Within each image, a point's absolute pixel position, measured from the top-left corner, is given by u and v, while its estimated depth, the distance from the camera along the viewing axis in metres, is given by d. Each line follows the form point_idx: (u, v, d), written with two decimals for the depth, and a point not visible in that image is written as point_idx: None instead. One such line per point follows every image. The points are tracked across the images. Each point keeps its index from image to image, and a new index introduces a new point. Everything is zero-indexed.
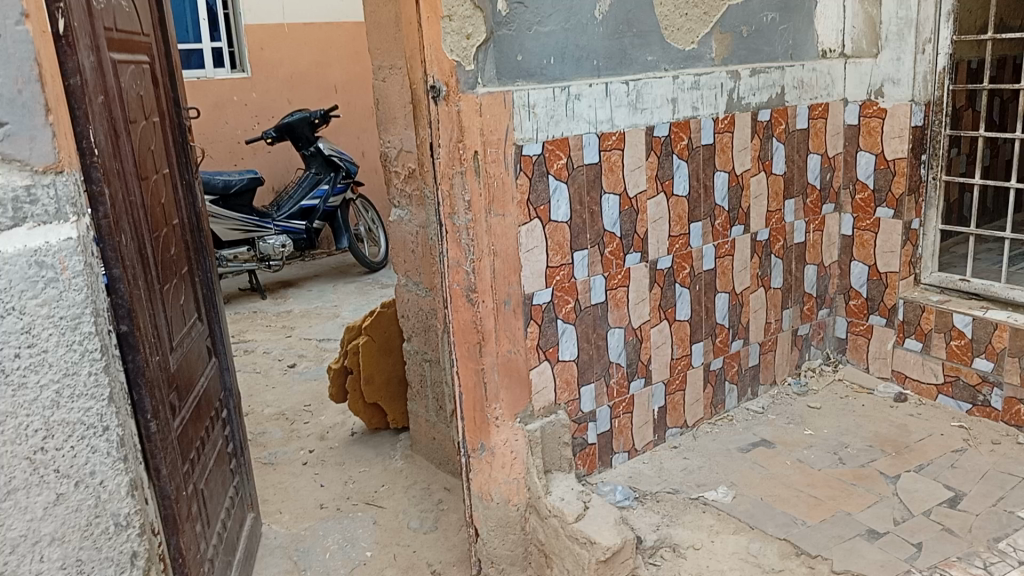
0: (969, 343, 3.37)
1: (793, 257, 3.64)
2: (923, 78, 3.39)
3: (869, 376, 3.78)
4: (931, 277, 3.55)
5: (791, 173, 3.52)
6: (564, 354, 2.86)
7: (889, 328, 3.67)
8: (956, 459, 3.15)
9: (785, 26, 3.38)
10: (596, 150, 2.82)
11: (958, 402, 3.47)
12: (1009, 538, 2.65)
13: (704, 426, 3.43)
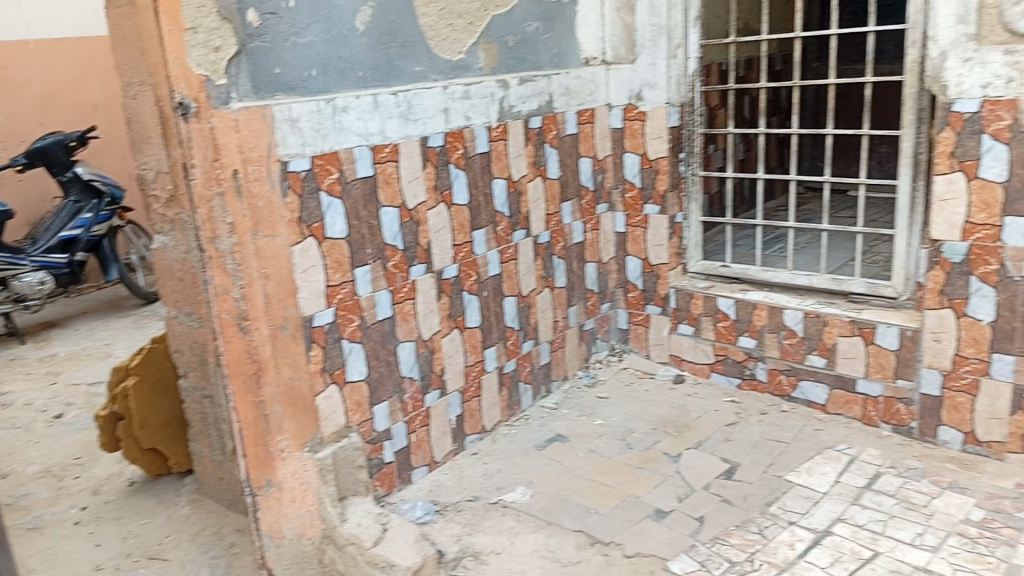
0: (733, 323, 3.68)
1: (574, 257, 3.79)
2: (677, 81, 3.67)
3: (650, 362, 4.02)
4: (697, 265, 3.85)
5: (566, 177, 3.66)
6: (353, 374, 2.80)
7: (664, 316, 3.92)
8: (729, 432, 3.41)
9: (548, 35, 3.50)
10: (369, 163, 2.76)
11: (728, 378, 3.77)
12: (779, 502, 2.90)
13: (502, 428, 3.49)
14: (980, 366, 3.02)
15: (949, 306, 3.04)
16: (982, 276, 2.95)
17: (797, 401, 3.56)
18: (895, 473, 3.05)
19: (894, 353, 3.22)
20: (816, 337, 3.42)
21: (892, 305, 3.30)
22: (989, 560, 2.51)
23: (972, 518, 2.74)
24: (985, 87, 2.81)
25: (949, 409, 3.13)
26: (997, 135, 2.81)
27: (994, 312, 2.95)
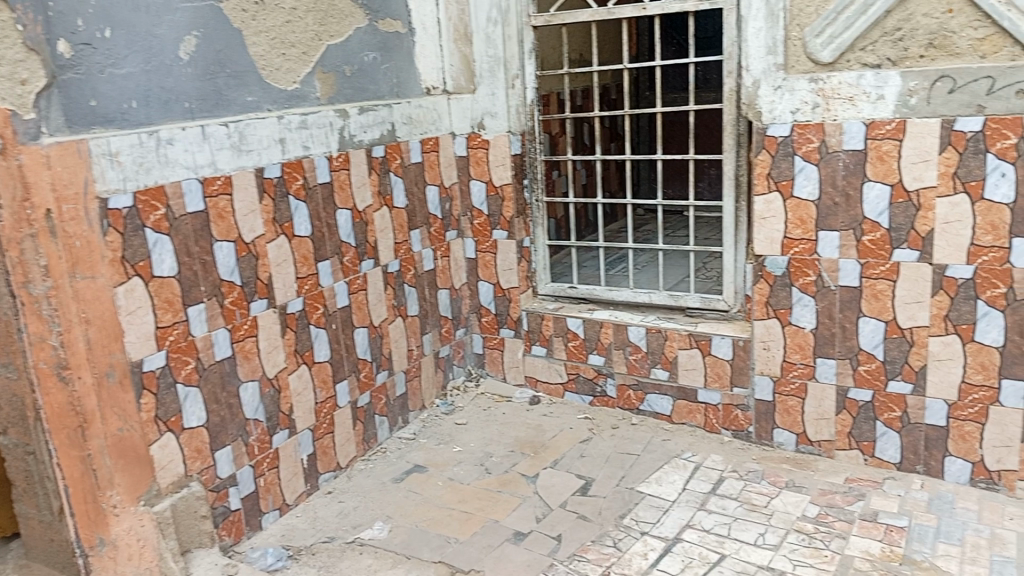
0: (583, 342, 3.79)
1: (425, 284, 3.78)
2: (516, 110, 3.76)
3: (506, 385, 4.06)
4: (546, 287, 3.94)
5: (413, 206, 3.66)
6: (190, 420, 2.65)
7: (517, 338, 3.98)
8: (583, 449, 3.49)
9: (386, 65, 3.50)
10: (200, 197, 2.64)
11: (581, 396, 3.86)
12: (632, 513, 2.99)
13: (358, 464, 3.41)
14: (806, 371, 3.25)
15: (775, 316, 3.27)
16: (802, 287, 3.18)
17: (646, 413, 3.69)
18: (737, 476, 3.22)
19: (729, 362, 3.42)
20: (659, 351, 3.58)
21: (725, 317, 3.51)
22: (825, 553, 2.69)
23: (808, 514, 2.93)
24: (793, 112, 3.05)
25: (782, 412, 3.34)
26: (807, 157, 3.06)
27: (815, 320, 3.18)
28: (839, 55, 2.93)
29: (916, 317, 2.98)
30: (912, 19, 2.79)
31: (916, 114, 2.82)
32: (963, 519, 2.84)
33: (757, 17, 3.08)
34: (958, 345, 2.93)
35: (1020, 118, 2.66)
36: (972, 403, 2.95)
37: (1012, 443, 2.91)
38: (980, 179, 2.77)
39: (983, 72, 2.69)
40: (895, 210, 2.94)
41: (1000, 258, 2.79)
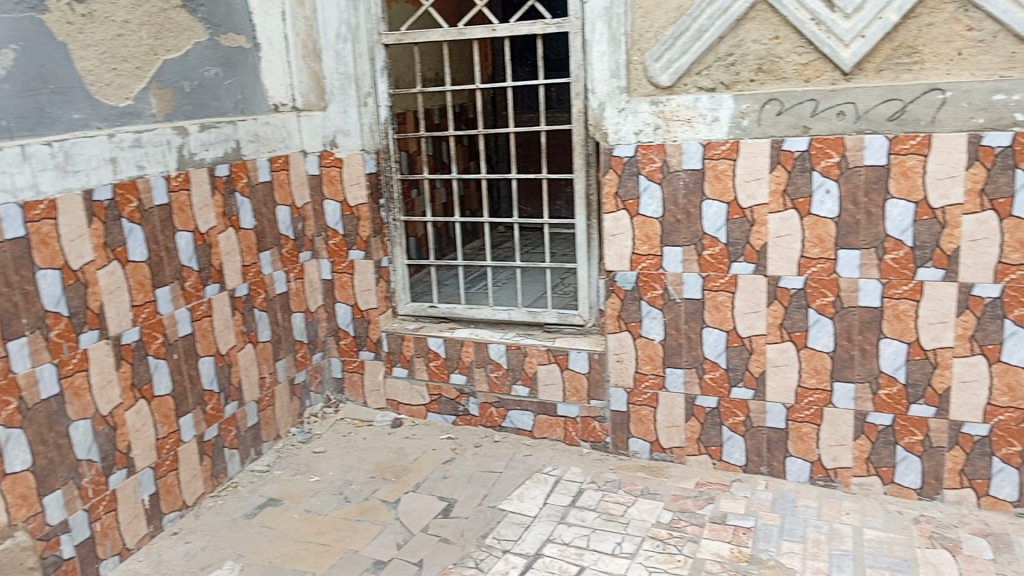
0: (444, 361, 3.76)
1: (277, 308, 3.64)
2: (369, 129, 3.72)
3: (367, 409, 3.97)
4: (406, 307, 3.89)
5: (262, 227, 3.52)
6: (13, 466, 2.43)
7: (377, 360, 3.91)
8: (445, 470, 3.46)
9: (230, 81, 3.36)
10: (19, 222, 2.42)
11: (444, 416, 3.83)
12: (494, 532, 2.99)
13: (207, 501, 3.23)
14: (656, 381, 3.37)
15: (626, 329, 3.37)
16: (650, 300, 3.30)
17: (508, 430, 3.71)
18: (596, 487, 3.28)
19: (585, 375, 3.49)
20: (519, 368, 3.61)
21: (581, 331, 3.58)
22: (678, 558, 2.78)
23: (662, 520, 3.02)
24: (637, 133, 3.17)
25: (636, 422, 3.44)
26: (651, 176, 3.18)
27: (663, 332, 3.30)
28: (677, 79, 3.08)
29: (755, 326, 3.15)
30: (743, 45, 2.96)
31: (748, 135, 3.00)
32: (804, 516, 3.01)
33: (600, 41, 3.19)
34: (793, 351, 3.11)
35: (841, 138, 2.87)
36: (808, 405, 3.14)
37: (845, 441, 3.11)
38: (806, 196, 2.96)
39: (807, 96, 2.89)
40: (731, 226, 3.09)
41: (827, 268, 2.99)
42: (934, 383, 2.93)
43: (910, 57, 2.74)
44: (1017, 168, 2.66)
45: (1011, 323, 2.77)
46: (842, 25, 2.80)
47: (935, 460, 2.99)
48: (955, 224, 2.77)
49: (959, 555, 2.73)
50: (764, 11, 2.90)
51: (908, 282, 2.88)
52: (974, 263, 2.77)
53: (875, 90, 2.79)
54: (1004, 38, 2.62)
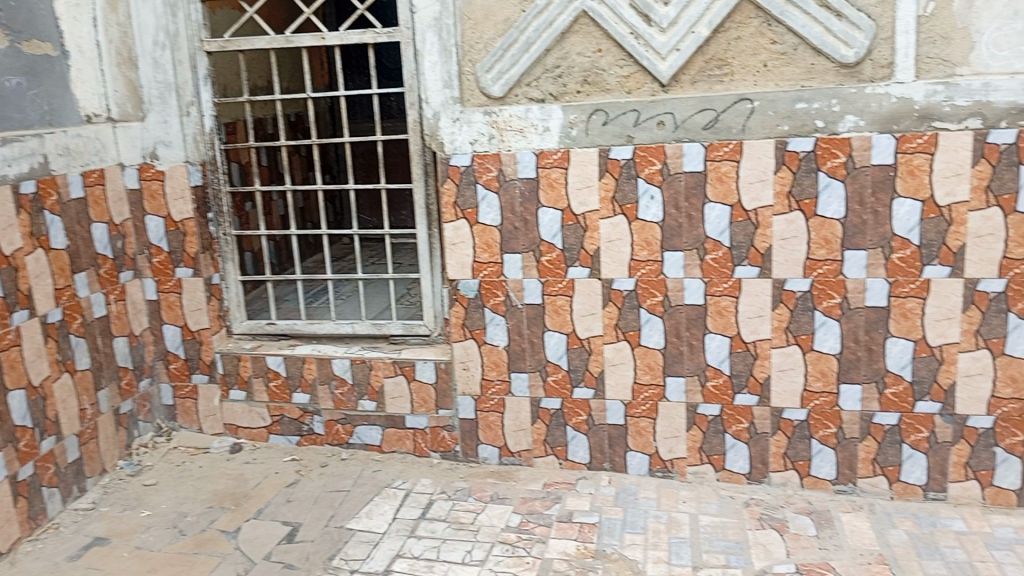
0: (285, 380, 3.64)
1: (97, 333, 3.39)
2: (193, 139, 3.57)
3: (203, 435, 3.78)
4: (242, 326, 3.74)
5: (76, 247, 3.26)
6: None
7: (212, 383, 3.73)
8: (289, 493, 3.35)
9: (35, 91, 3.07)
10: None
11: (287, 437, 3.70)
12: (341, 553, 2.92)
13: (23, 546, 2.95)
14: (502, 387, 3.41)
15: (471, 337, 3.39)
16: (493, 307, 3.33)
17: (355, 446, 3.64)
18: (445, 497, 3.28)
19: (432, 385, 3.48)
20: (364, 382, 3.55)
21: (427, 341, 3.57)
22: (526, 560, 2.82)
23: (511, 524, 3.06)
24: (472, 143, 3.21)
25: (484, 428, 3.47)
26: (488, 185, 3.22)
27: (506, 338, 3.35)
28: (508, 90, 3.14)
29: (592, 328, 3.25)
30: (569, 57, 3.07)
31: (577, 144, 3.10)
32: (644, 508, 3.14)
33: (432, 52, 3.20)
34: (628, 350, 3.24)
35: (662, 147, 3.02)
36: (644, 400, 3.28)
37: (679, 433, 3.27)
38: (633, 202, 3.09)
39: (630, 106, 3.03)
40: (566, 232, 3.18)
41: (655, 270, 3.13)
42: (756, 373, 3.14)
43: (721, 69, 2.93)
44: (819, 171, 2.89)
45: (820, 314, 3.01)
46: (659, 39, 2.96)
47: (761, 445, 3.19)
48: (767, 225, 2.98)
49: (785, 534, 2.93)
50: (587, 25, 3.02)
51: (728, 280, 3.07)
52: (785, 260, 2.99)
53: (690, 101, 2.97)
54: (804, 51, 2.85)
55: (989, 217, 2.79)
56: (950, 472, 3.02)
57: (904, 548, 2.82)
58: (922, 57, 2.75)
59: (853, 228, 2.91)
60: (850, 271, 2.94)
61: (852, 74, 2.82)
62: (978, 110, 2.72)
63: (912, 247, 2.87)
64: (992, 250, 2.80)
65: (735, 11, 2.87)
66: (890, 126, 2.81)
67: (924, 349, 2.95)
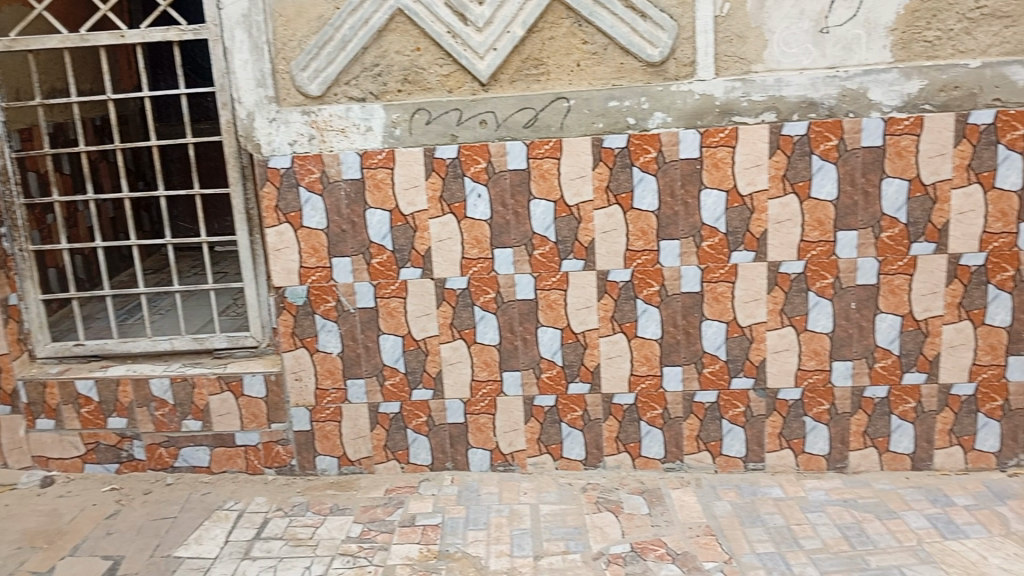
0: (98, 406, 3.37)
1: None
2: None
3: (9, 471, 3.45)
4: (47, 349, 3.43)
5: None
6: None
7: (16, 414, 3.40)
8: (110, 525, 3.11)
9: None
10: None
11: (105, 466, 3.43)
12: None
13: None
14: (338, 395, 3.32)
15: (302, 346, 3.28)
16: (323, 313, 3.24)
17: (182, 470, 3.42)
18: (282, 514, 3.15)
19: (263, 399, 3.34)
20: (188, 401, 3.35)
21: (255, 353, 3.41)
22: (368, 569, 2.77)
23: (352, 534, 2.99)
24: (291, 144, 3.10)
25: (321, 439, 3.37)
26: (311, 187, 3.12)
27: (340, 344, 3.27)
28: (326, 89, 3.05)
29: (427, 328, 3.23)
30: (387, 56, 3.02)
31: (401, 143, 3.07)
32: (486, 503, 3.17)
33: (242, 49, 3.06)
34: (464, 348, 3.25)
35: (486, 145, 3.04)
36: (482, 397, 3.30)
37: (518, 426, 3.32)
38: (461, 201, 3.09)
39: (451, 105, 3.03)
40: (395, 233, 3.14)
41: (486, 267, 3.15)
42: (587, 362, 3.23)
43: (537, 68, 2.99)
44: (633, 166, 3.02)
45: (642, 302, 3.15)
46: (475, 38, 2.97)
47: (595, 431, 3.29)
48: (589, 219, 3.08)
49: (621, 515, 3.05)
50: (403, 23, 2.99)
51: (556, 274, 3.14)
52: (607, 252, 3.11)
53: (510, 100, 3.01)
54: (613, 51, 2.96)
55: (786, 204, 3.01)
56: (766, 443, 3.25)
57: (728, 518, 3.00)
58: (721, 56, 2.93)
59: (667, 219, 3.06)
60: (666, 260, 3.10)
61: (658, 73, 2.96)
62: (772, 105, 2.94)
63: (720, 235, 3.06)
64: (791, 235, 3.04)
65: (547, 11, 2.93)
66: (695, 121, 2.98)
67: (736, 329, 3.15)
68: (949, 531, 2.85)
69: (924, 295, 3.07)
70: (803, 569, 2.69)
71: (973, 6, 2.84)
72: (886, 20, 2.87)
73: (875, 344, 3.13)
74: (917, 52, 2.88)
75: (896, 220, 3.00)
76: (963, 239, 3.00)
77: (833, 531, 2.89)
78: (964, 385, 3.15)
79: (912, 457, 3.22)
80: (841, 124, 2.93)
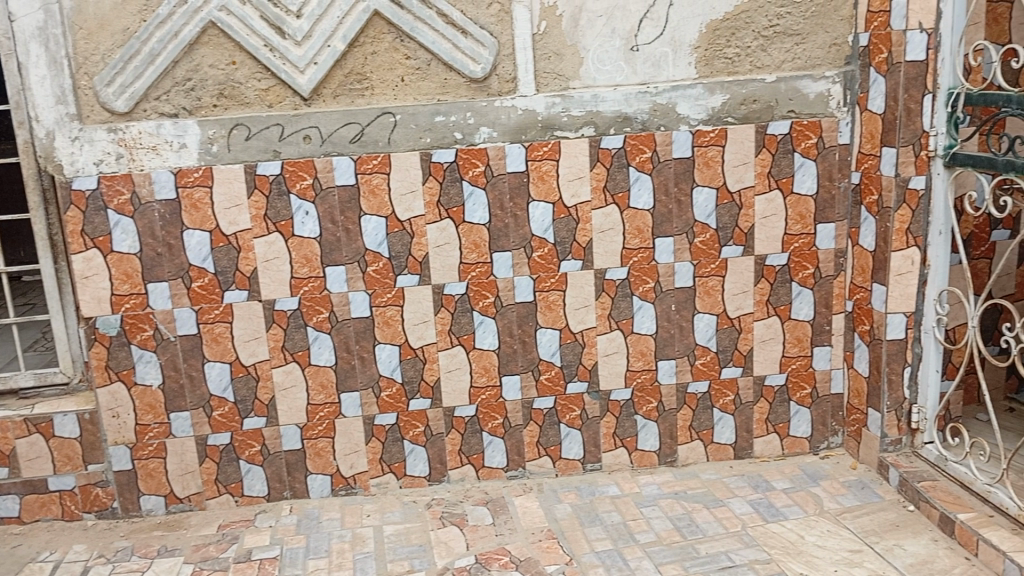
0: None
1: None
2: None
3: None
4: None
5: None
6: None
7: None
8: None
9: None
10: None
11: None
12: None
13: None
14: (162, 429, 3.13)
15: (118, 379, 3.06)
16: (141, 343, 3.04)
17: None
18: (104, 561, 2.93)
19: (77, 440, 3.09)
20: None
21: (66, 391, 3.16)
22: None
23: None
24: (97, 164, 2.89)
25: (145, 477, 3.17)
26: (121, 210, 2.92)
27: (161, 375, 3.08)
28: (134, 104, 2.87)
29: (257, 353, 3.11)
30: (200, 70, 2.89)
31: (219, 160, 2.94)
32: (328, 530, 3.08)
33: (38, 64, 2.82)
34: (298, 371, 3.15)
35: (311, 161, 2.97)
36: (320, 421, 3.21)
37: (359, 447, 3.26)
38: (287, 219, 3.00)
39: (272, 120, 2.93)
40: (217, 254, 3.00)
41: (317, 286, 3.07)
42: (426, 377, 3.22)
43: (361, 83, 2.96)
44: (463, 180, 3.04)
45: (478, 314, 3.18)
46: (294, 52, 2.90)
47: (437, 446, 3.29)
48: (421, 233, 3.07)
49: (465, 527, 3.06)
50: (217, 36, 2.86)
51: (390, 290, 3.11)
52: (442, 266, 3.11)
53: (333, 115, 2.95)
54: (436, 66, 2.98)
55: (608, 214, 3.15)
56: (602, 443, 3.38)
57: (568, 519, 3.09)
58: (540, 72, 3.02)
59: (498, 231, 3.11)
60: (499, 272, 3.15)
61: (482, 88, 3.01)
62: (590, 120, 3.07)
63: (549, 245, 3.15)
64: (614, 243, 3.18)
65: (367, 26, 2.91)
66: (520, 136, 3.05)
67: (569, 336, 3.25)
68: (770, 515, 3.08)
69: (736, 294, 3.29)
70: (639, 563, 2.81)
71: (767, 24, 3.08)
72: (690, 39, 3.06)
73: (696, 343, 3.33)
74: (719, 68, 3.10)
75: (708, 225, 3.20)
76: (768, 242, 3.25)
77: (666, 523, 3.04)
78: (776, 376, 3.40)
79: (734, 446, 3.45)
80: (654, 137, 3.10)
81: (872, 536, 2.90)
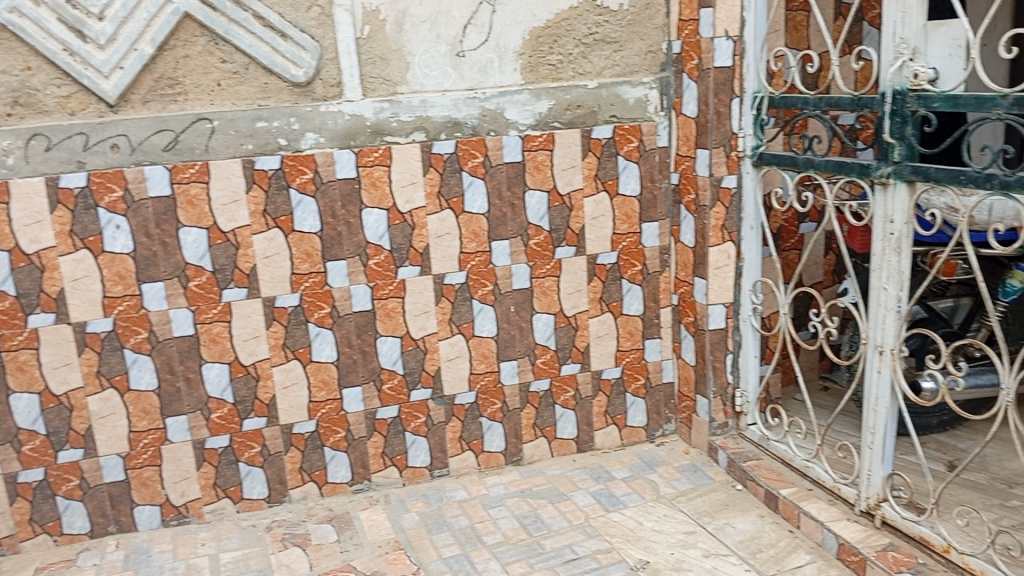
0: None
1: None
2: None
3: None
4: None
5: None
6: None
7: None
8: None
9: None
10: None
11: None
12: None
13: None
14: None
15: None
16: None
17: None
18: None
19: None
20: None
21: None
22: None
23: None
24: None
25: None
26: None
27: None
28: None
29: (69, 380, 2.87)
30: None
31: (16, 174, 2.69)
32: (158, 563, 2.89)
33: None
34: (117, 398, 2.94)
35: (120, 171, 2.78)
36: (144, 449, 3.01)
37: (190, 473, 3.08)
38: (96, 234, 2.79)
39: (75, 129, 2.71)
40: (18, 275, 2.75)
41: (134, 305, 2.88)
42: (260, 395, 3.09)
43: (173, 88, 2.80)
44: (290, 188, 2.95)
45: (314, 326, 3.09)
46: (97, 56, 2.69)
47: (276, 465, 3.17)
48: (248, 244, 2.95)
49: (308, 547, 2.96)
50: (7, 40, 2.62)
51: (216, 305, 2.96)
52: (272, 277, 3.00)
53: (144, 122, 2.77)
54: (255, 70, 2.86)
55: (444, 219, 3.14)
56: (448, 448, 3.37)
57: (415, 528, 3.06)
58: (366, 77, 2.98)
59: (330, 240, 3.03)
60: (334, 281, 3.07)
61: (306, 93, 2.93)
62: (420, 125, 3.05)
63: (385, 252, 3.11)
64: (451, 248, 3.18)
65: (178, 28, 2.75)
66: (348, 142, 2.99)
67: (409, 343, 3.23)
68: (610, 504, 3.19)
69: (571, 293, 3.39)
70: (486, 565, 2.83)
71: (587, 32, 3.19)
72: (514, 45, 3.12)
73: (535, 342, 3.39)
74: (543, 74, 3.18)
75: (541, 227, 3.28)
76: (598, 241, 3.37)
77: (513, 523, 3.08)
78: (612, 370, 3.53)
79: (576, 440, 3.55)
80: (484, 142, 3.13)
81: (704, 517, 3.07)
